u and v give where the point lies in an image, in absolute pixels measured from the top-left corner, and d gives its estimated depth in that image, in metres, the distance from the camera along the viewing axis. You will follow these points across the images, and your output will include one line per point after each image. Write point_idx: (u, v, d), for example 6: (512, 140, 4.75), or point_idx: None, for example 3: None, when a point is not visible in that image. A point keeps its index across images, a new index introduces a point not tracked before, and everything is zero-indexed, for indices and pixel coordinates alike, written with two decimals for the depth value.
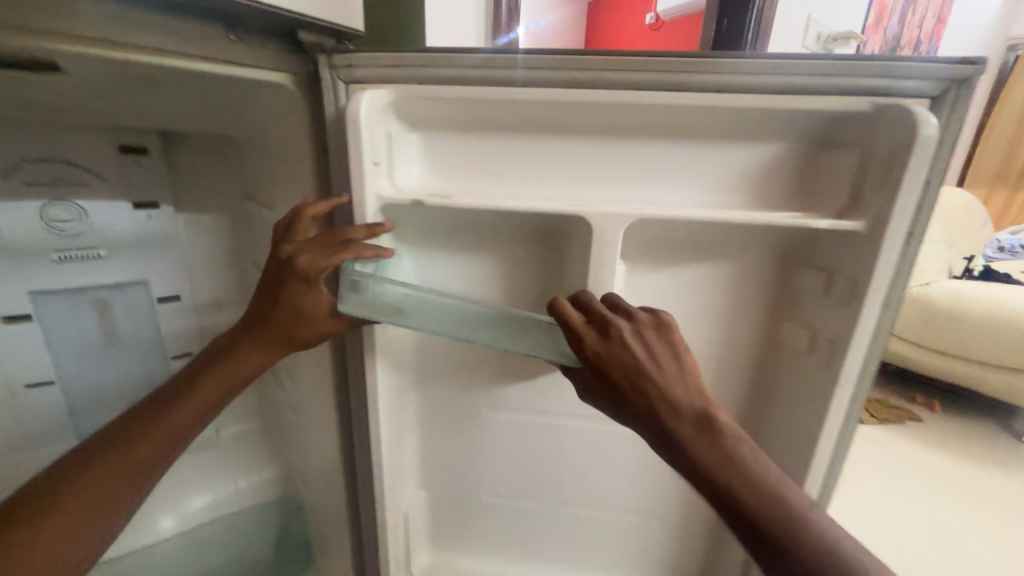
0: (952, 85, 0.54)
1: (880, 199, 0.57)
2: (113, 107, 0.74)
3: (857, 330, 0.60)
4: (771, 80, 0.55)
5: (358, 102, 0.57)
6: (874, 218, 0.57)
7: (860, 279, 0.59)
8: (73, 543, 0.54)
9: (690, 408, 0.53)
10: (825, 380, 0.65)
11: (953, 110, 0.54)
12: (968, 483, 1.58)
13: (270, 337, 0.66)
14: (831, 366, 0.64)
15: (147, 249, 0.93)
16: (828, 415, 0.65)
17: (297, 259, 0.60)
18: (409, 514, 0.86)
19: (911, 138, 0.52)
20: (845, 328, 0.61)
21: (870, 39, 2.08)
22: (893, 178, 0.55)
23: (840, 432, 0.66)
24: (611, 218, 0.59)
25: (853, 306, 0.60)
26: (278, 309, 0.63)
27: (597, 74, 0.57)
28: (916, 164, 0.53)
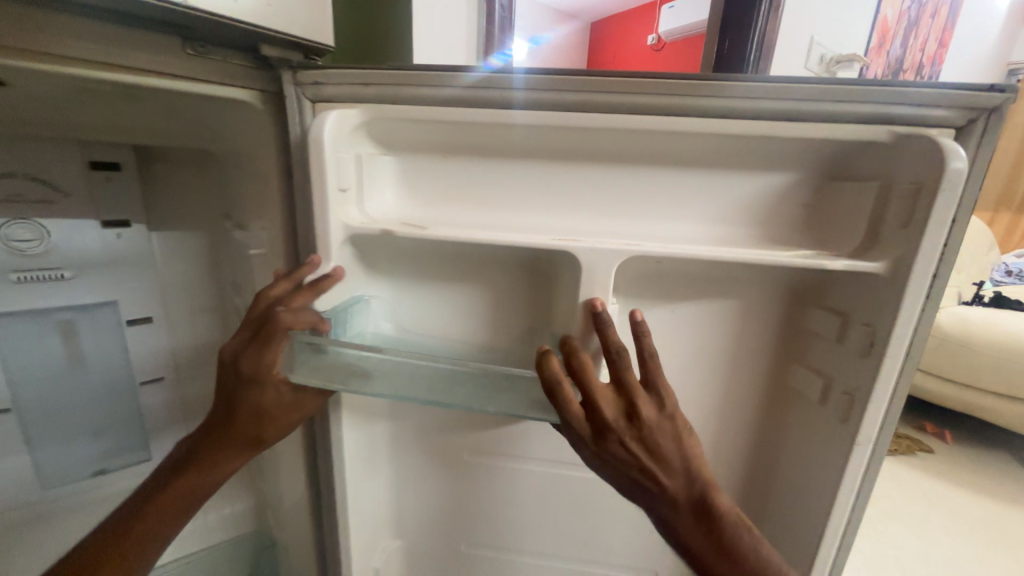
0: (981, 114, 0.49)
1: (903, 240, 0.50)
2: (74, 121, 0.67)
3: (878, 385, 0.53)
4: (778, 106, 0.50)
5: (322, 122, 0.52)
6: (896, 259, 0.50)
7: (880, 327, 0.52)
8: None
9: (688, 489, 0.49)
10: (839, 438, 0.58)
11: (986, 141, 0.49)
12: (993, 523, 1.48)
13: (239, 438, 0.61)
14: (848, 421, 0.57)
15: (117, 268, 0.84)
16: (848, 473, 0.57)
17: (240, 363, 0.55)
18: (380, 568, 0.77)
19: (936, 171, 0.46)
20: (862, 381, 0.55)
21: (873, 62, 2.06)
22: (917, 216, 0.49)
23: (857, 495, 0.59)
24: (603, 252, 0.53)
25: (871, 357, 0.54)
26: (238, 411, 0.59)
27: (588, 95, 0.52)
28: (951, 199, 0.46)
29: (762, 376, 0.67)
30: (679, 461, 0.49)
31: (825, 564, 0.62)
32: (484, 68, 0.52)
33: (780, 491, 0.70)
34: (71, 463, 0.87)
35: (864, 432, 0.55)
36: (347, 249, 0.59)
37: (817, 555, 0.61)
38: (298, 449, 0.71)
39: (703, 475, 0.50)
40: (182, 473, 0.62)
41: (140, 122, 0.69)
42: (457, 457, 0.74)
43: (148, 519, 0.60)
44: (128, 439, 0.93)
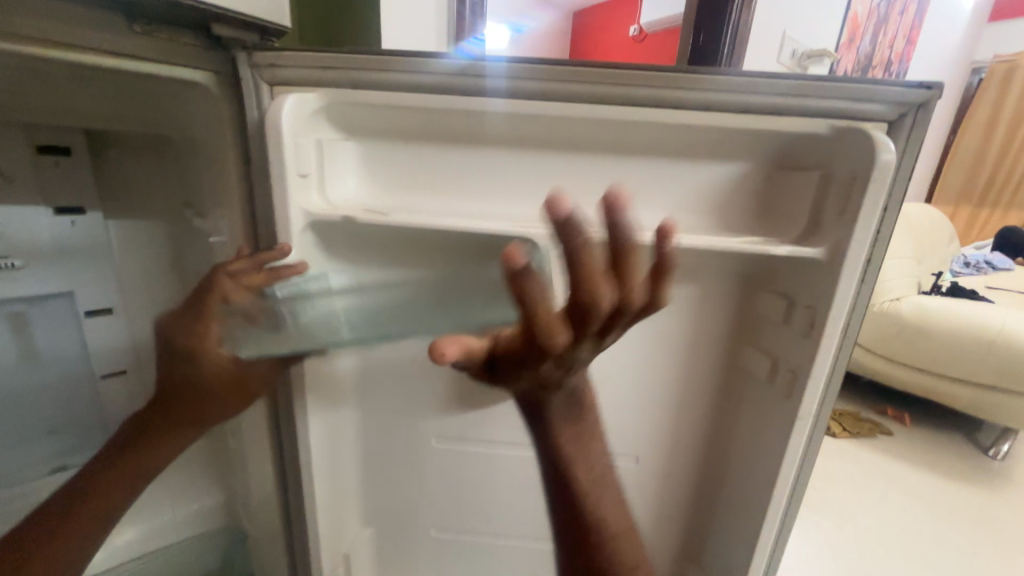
0: (911, 109, 0.51)
1: (840, 226, 0.53)
2: (18, 101, 0.63)
3: (816, 361, 0.57)
4: (731, 99, 0.52)
5: (279, 105, 0.50)
6: (833, 246, 0.54)
7: (819, 308, 0.56)
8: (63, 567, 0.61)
9: (589, 433, 0.46)
10: (783, 414, 0.62)
11: (914, 136, 0.52)
12: (942, 499, 1.57)
13: (185, 415, 0.65)
14: (791, 398, 0.60)
15: (70, 258, 0.80)
16: (794, 449, 0.61)
17: (211, 331, 0.59)
18: (350, 555, 0.78)
19: (869, 163, 0.50)
20: (804, 359, 0.58)
21: (843, 57, 2.11)
22: (852, 204, 0.52)
23: (800, 467, 0.62)
24: (564, 239, 0.53)
25: (811, 337, 0.57)
26: (207, 376, 0.61)
27: (549, 84, 0.52)
28: (881, 190, 0.49)
29: (719, 359, 0.69)
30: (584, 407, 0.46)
31: (771, 534, 0.65)
32: (463, 56, 0.51)
33: (733, 468, 0.73)
34: (24, 461, 0.83)
35: (806, 407, 0.59)
36: (307, 236, 0.57)
37: (763, 525, 0.65)
38: (263, 439, 0.70)
39: (593, 423, 0.48)
40: (160, 424, 0.66)
41: (90, 103, 0.66)
42: (426, 443, 0.75)
43: (96, 492, 0.64)
44: (89, 434, 0.90)
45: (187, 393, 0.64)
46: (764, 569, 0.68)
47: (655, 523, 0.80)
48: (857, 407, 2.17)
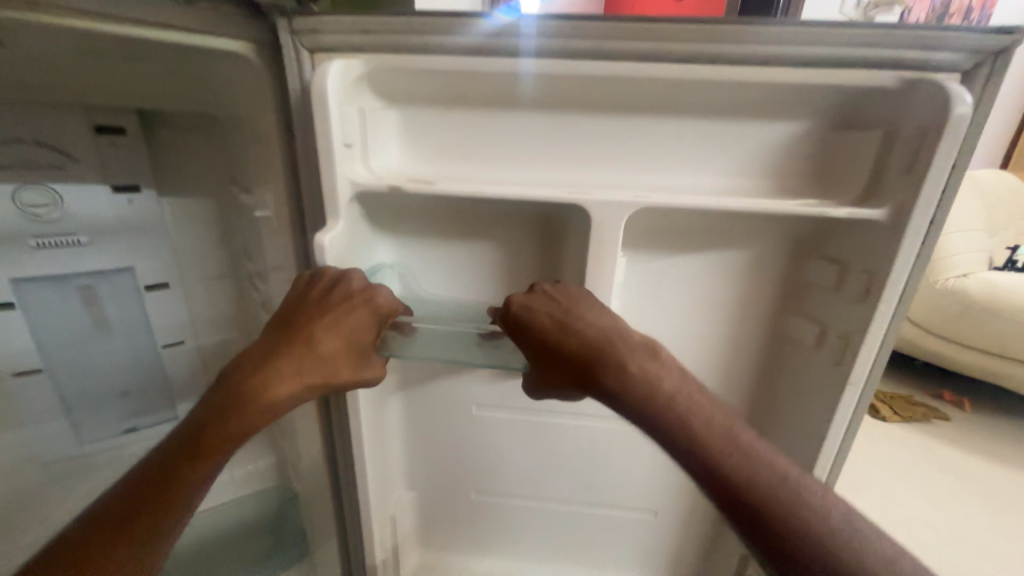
0: (989, 57, 0.46)
1: (905, 185, 0.48)
2: (71, 82, 0.65)
3: (870, 328, 0.53)
4: (790, 51, 0.47)
5: (323, 71, 0.49)
6: (898, 205, 0.49)
7: (878, 273, 0.51)
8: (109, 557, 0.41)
9: (627, 341, 0.49)
10: (831, 384, 0.58)
11: (993, 83, 0.46)
12: (1002, 486, 1.47)
13: (314, 364, 0.51)
14: (843, 363, 0.56)
15: (131, 234, 0.84)
16: (840, 424, 0.58)
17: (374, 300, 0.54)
18: (395, 517, 0.81)
19: (942, 116, 0.44)
20: (856, 326, 0.54)
21: (915, 4, 1.89)
22: (922, 159, 0.46)
23: (844, 438, 0.60)
24: (610, 204, 0.51)
25: (865, 304, 0.53)
26: (344, 338, 0.53)
27: (596, 40, 0.49)
28: (956, 143, 0.44)
29: (763, 332, 0.65)
30: (611, 320, 0.51)
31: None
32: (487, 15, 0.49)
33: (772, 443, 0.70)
34: (103, 420, 0.91)
35: (856, 374, 0.55)
36: (353, 208, 0.56)
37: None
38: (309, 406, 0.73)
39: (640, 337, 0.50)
40: (291, 360, 0.50)
41: (137, 82, 0.67)
42: (464, 413, 0.76)
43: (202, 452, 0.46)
44: (154, 399, 0.95)
45: (324, 343, 0.51)
46: None
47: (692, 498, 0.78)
48: (911, 389, 2.04)
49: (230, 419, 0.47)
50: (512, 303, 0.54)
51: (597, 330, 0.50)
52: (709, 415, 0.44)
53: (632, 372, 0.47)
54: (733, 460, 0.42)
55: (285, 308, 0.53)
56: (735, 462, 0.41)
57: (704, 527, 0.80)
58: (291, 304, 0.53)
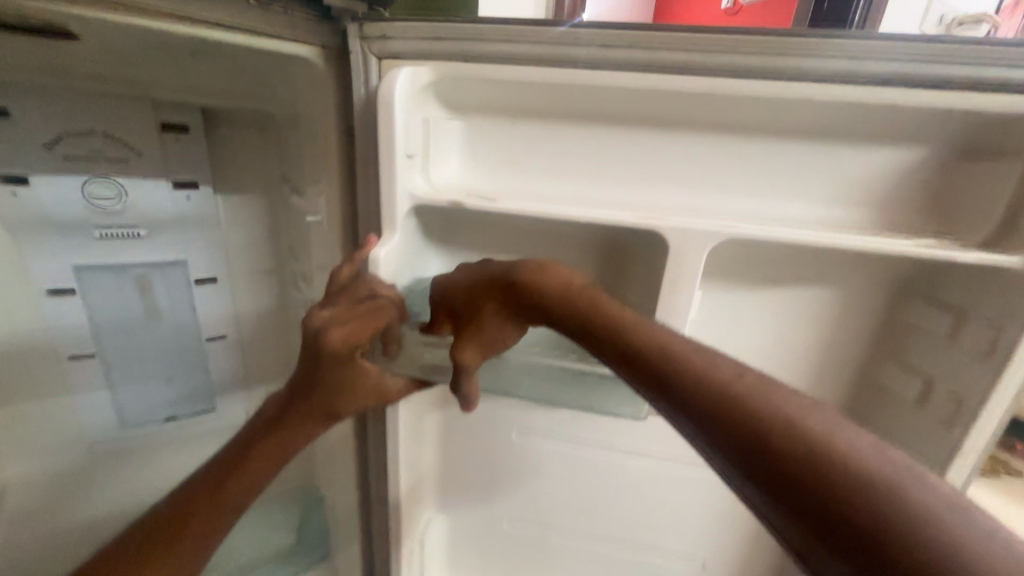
0: None
1: None
2: (141, 77, 0.66)
3: (993, 392, 0.45)
4: (917, 70, 0.42)
5: (393, 78, 0.47)
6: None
7: (1008, 330, 0.44)
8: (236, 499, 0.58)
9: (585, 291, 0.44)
10: (935, 449, 0.51)
11: None
12: None
13: (344, 385, 0.55)
14: (951, 427, 0.49)
15: (187, 230, 0.85)
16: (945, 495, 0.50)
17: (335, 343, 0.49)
18: (424, 539, 0.78)
19: None
20: (972, 387, 0.47)
21: (1005, 21, 1.75)
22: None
23: None
24: (691, 232, 0.46)
25: (988, 364, 0.46)
26: (340, 370, 0.53)
27: (688, 53, 0.45)
28: None
29: (847, 379, 0.58)
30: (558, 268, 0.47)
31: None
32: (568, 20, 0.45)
33: None
34: (146, 409, 0.92)
35: (970, 441, 0.48)
36: (410, 221, 0.54)
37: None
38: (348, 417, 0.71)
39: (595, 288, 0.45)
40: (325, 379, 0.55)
41: (208, 82, 0.68)
42: (505, 437, 0.72)
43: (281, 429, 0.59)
44: (195, 389, 0.96)
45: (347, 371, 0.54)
46: None
47: (746, 552, 0.71)
48: None
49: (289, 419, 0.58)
50: (439, 284, 0.54)
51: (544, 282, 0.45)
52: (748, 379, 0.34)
53: (642, 345, 0.38)
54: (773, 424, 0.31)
55: (325, 362, 0.52)
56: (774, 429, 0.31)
57: None
58: (365, 332, 0.49)
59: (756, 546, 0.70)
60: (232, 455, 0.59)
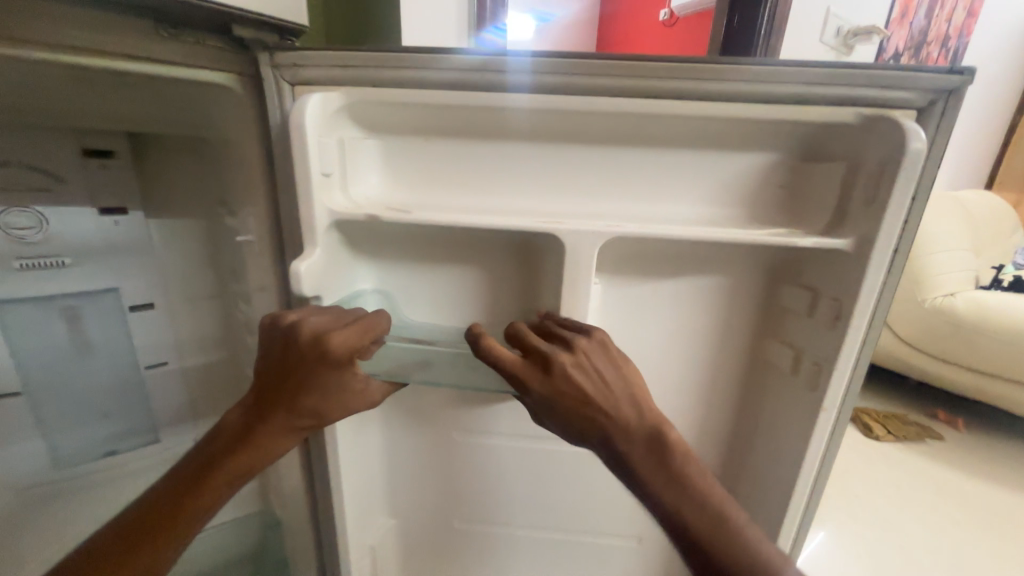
0: (942, 95, 0.47)
1: (868, 216, 0.49)
2: (58, 106, 0.65)
3: (841, 354, 0.53)
4: (752, 88, 0.49)
5: (302, 104, 0.50)
6: (862, 236, 0.49)
7: (847, 299, 0.52)
8: (156, 554, 0.52)
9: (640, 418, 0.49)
10: (806, 407, 0.58)
11: (946, 121, 0.47)
12: (996, 502, 1.43)
13: (321, 391, 0.54)
14: (817, 389, 0.57)
15: (116, 256, 0.84)
16: (815, 448, 0.58)
17: (328, 342, 0.50)
18: (376, 545, 0.79)
19: (898, 153, 0.46)
20: (829, 351, 0.55)
21: (892, 33, 1.97)
22: (882, 192, 0.48)
23: (825, 462, 0.59)
24: (582, 232, 0.51)
25: (836, 330, 0.54)
26: (315, 373, 0.52)
27: (566, 77, 0.50)
28: (913, 178, 0.45)
29: (741, 356, 0.65)
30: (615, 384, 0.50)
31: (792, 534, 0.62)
32: (462, 51, 0.50)
33: (753, 469, 0.69)
34: (80, 444, 0.88)
35: (831, 396, 0.55)
36: (332, 235, 0.57)
37: (783, 523, 0.62)
38: None
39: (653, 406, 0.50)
40: (297, 393, 0.53)
41: (129, 109, 0.68)
42: (446, 435, 0.75)
43: (233, 459, 0.54)
44: (134, 421, 0.93)
45: (319, 377, 0.53)
46: None
47: None
48: (906, 410, 1.97)
49: (255, 437, 0.55)
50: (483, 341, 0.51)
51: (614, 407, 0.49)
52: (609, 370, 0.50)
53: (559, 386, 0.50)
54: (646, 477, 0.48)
55: (312, 365, 0.51)
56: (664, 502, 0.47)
57: None
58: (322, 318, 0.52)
59: None
60: (188, 477, 0.55)
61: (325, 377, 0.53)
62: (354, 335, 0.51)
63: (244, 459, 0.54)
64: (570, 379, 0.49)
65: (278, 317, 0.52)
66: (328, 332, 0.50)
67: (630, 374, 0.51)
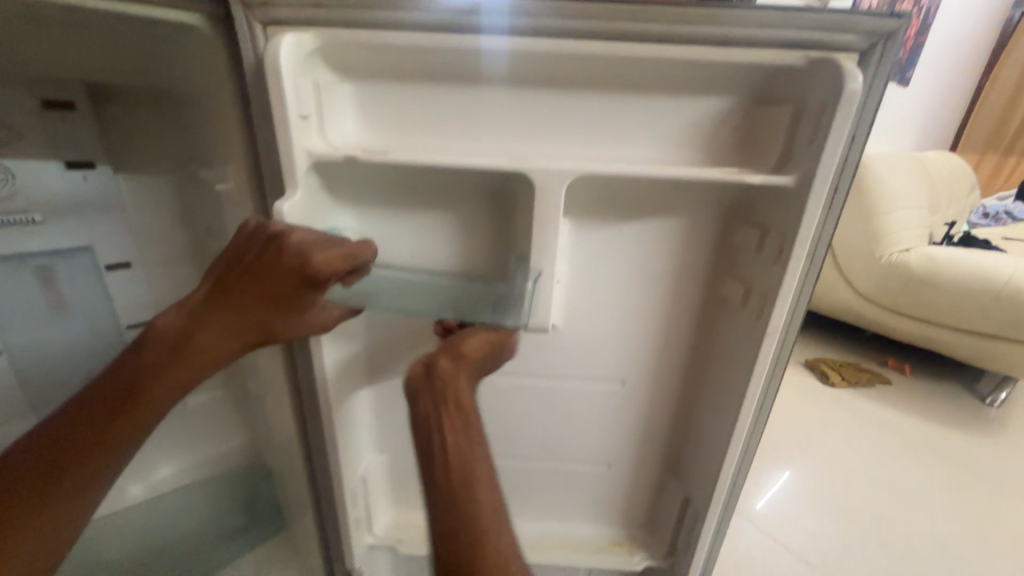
0: (881, 40, 0.51)
1: (809, 155, 0.54)
2: (13, 50, 0.63)
3: (782, 283, 0.59)
4: (710, 31, 0.52)
5: (276, 43, 0.50)
6: (804, 173, 0.54)
7: (789, 233, 0.57)
8: (110, 437, 0.57)
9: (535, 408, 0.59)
10: (753, 334, 0.65)
11: (883, 64, 0.51)
12: (927, 436, 1.60)
13: (289, 305, 0.57)
14: (762, 317, 0.63)
15: (88, 213, 0.82)
16: (759, 370, 0.64)
17: (310, 262, 0.53)
18: (367, 478, 0.85)
19: (836, 93, 0.50)
20: (772, 282, 0.61)
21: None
22: (821, 132, 0.53)
23: (768, 384, 0.67)
24: (551, 173, 0.55)
25: (779, 262, 0.60)
26: (291, 289, 0.55)
27: (535, 19, 0.52)
28: (847, 117, 0.50)
29: (700, 292, 0.71)
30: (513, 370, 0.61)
31: (739, 448, 0.70)
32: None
33: (708, 396, 0.77)
34: (67, 401, 0.90)
35: (774, 322, 0.61)
36: (313, 178, 0.59)
37: (731, 438, 0.70)
38: (279, 376, 0.75)
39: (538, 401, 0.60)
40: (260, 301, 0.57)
41: (89, 55, 0.66)
42: None
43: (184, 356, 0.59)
44: None
45: (288, 292, 0.56)
46: (733, 478, 0.73)
47: (639, 448, 0.85)
48: (859, 358, 2.13)
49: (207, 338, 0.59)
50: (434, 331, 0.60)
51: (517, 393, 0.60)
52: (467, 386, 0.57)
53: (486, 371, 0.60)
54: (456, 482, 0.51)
55: (290, 281, 0.55)
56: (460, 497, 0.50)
57: (650, 474, 0.87)
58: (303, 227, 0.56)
59: (647, 441, 0.84)
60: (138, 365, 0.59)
61: (299, 293, 0.56)
62: (334, 258, 0.53)
63: (197, 356, 0.59)
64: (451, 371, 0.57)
65: (262, 225, 0.54)
66: (309, 252, 0.53)
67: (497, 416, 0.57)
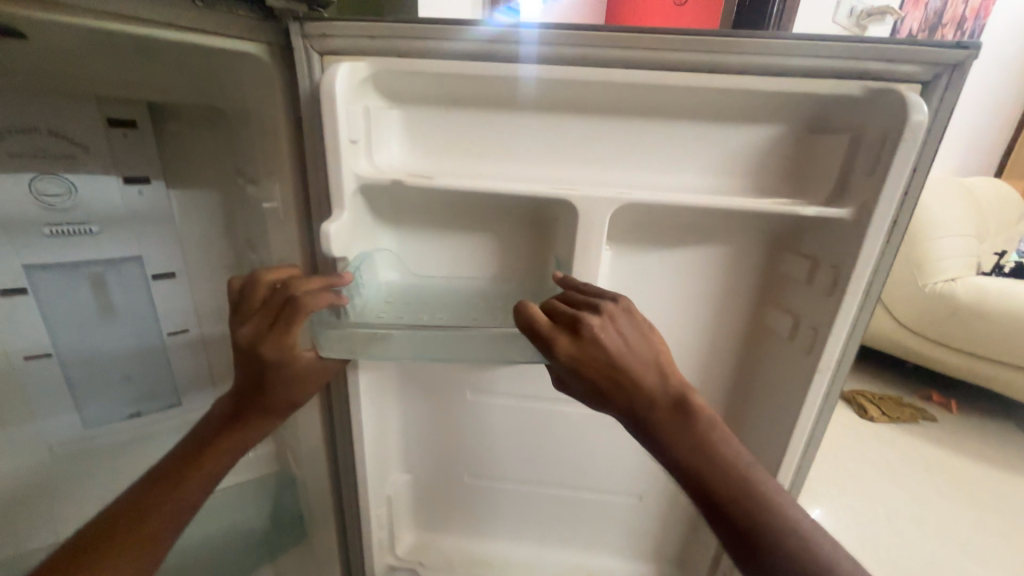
0: (945, 70, 0.49)
1: (868, 186, 0.52)
2: (87, 74, 0.67)
3: (836, 317, 0.57)
4: (764, 60, 0.51)
5: (334, 72, 0.52)
6: (862, 205, 0.52)
7: (844, 266, 0.55)
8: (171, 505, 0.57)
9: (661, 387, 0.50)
10: (801, 370, 0.62)
11: (948, 95, 0.50)
12: (982, 480, 1.48)
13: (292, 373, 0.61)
14: (812, 352, 0.60)
15: (141, 225, 0.86)
16: (809, 408, 0.61)
17: (262, 349, 0.56)
18: (393, 498, 0.85)
19: (900, 124, 0.48)
20: (824, 316, 0.58)
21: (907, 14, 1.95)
22: (881, 163, 0.51)
23: (818, 423, 0.63)
24: (596, 199, 0.55)
25: (832, 295, 0.57)
26: (273, 369, 0.59)
27: (586, 48, 0.53)
28: (912, 149, 0.48)
29: (743, 322, 0.69)
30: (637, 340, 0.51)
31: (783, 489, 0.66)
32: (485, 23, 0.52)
33: (749, 431, 0.73)
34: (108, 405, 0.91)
35: (826, 358, 0.58)
36: (359, 199, 0.60)
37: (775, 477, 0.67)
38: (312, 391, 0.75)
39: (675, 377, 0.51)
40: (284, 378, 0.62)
41: (155, 80, 0.70)
42: (460, 395, 0.80)
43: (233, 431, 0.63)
44: (156, 387, 0.95)
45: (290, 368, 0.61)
46: None
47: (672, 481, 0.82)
48: (901, 392, 2.01)
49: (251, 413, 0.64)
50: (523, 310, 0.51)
51: (637, 378, 0.50)
52: (635, 332, 0.51)
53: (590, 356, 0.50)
54: (672, 448, 0.48)
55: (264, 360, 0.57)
56: (681, 454, 0.49)
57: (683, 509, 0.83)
58: (293, 333, 0.56)
59: None
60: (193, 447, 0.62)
61: (281, 368, 0.60)
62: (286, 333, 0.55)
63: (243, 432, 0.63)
64: (599, 344, 0.49)
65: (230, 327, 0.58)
66: (257, 341, 0.56)
67: (660, 347, 0.52)
